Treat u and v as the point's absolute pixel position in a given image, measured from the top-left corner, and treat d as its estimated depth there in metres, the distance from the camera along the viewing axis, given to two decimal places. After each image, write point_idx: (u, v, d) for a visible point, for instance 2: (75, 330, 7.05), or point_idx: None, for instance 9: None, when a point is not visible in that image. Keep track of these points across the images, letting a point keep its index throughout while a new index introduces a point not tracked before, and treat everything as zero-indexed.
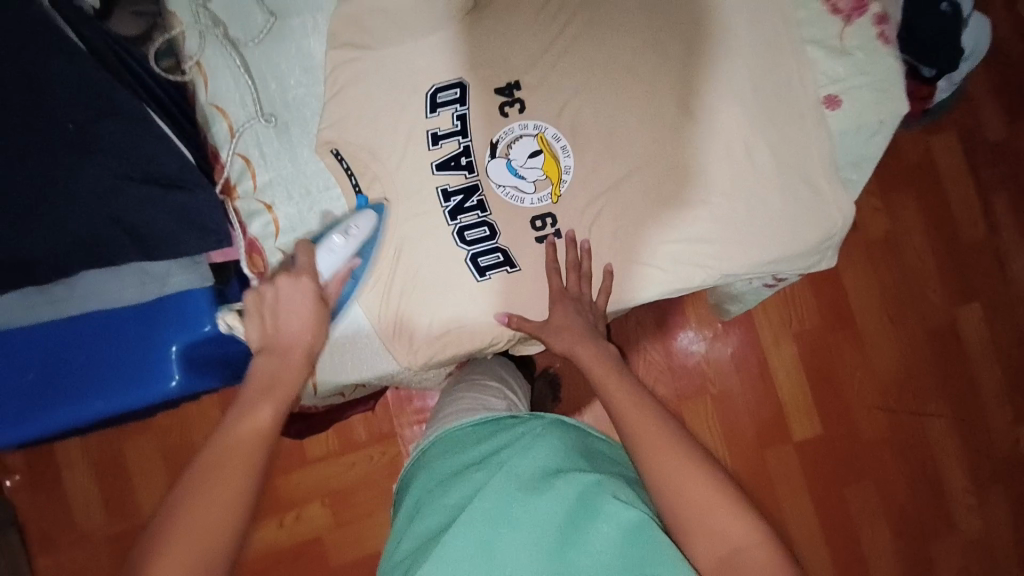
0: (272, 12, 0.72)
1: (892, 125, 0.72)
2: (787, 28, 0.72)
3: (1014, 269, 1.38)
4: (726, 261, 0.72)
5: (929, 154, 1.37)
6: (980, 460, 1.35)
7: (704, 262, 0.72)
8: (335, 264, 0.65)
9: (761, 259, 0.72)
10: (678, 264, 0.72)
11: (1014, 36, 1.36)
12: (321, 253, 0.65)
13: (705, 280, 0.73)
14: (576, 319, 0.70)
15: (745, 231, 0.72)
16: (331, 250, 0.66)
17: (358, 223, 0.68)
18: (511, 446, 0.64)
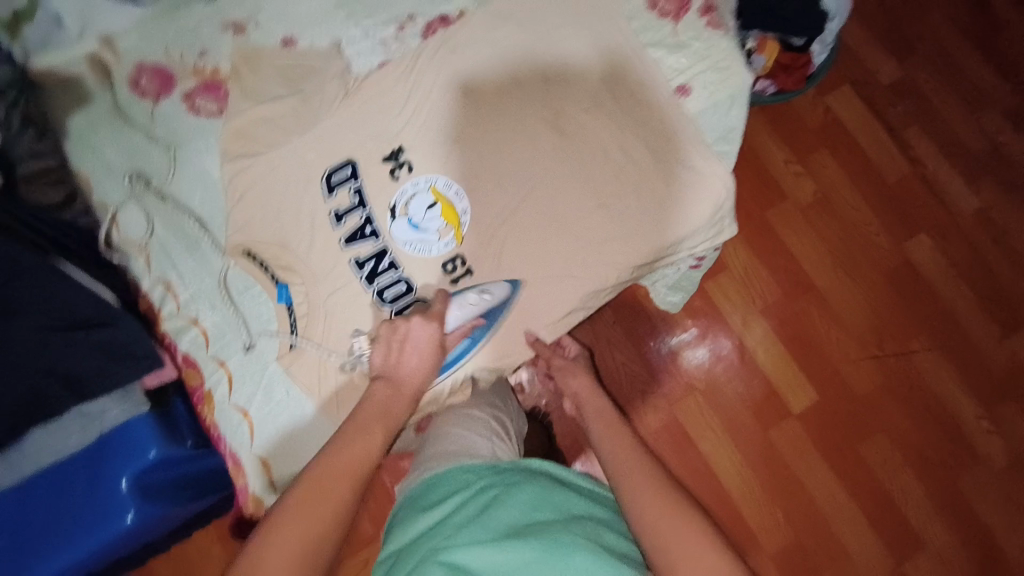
0: (167, 146, 0.77)
1: (744, 97, 0.78)
2: (627, 38, 0.79)
3: (948, 192, 1.42)
4: (633, 253, 0.75)
5: (829, 112, 1.45)
6: (981, 381, 1.34)
7: (615, 259, 0.75)
8: (462, 319, 0.74)
9: (666, 244, 0.76)
10: (593, 270, 0.75)
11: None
12: (454, 307, 0.73)
13: (619, 276, 0.76)
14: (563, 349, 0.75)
15: (646, 222, 0.75)
16: (462, 307, 0.73)
17: (494, 289, 0.75)
18: (479, 499, 0.61)
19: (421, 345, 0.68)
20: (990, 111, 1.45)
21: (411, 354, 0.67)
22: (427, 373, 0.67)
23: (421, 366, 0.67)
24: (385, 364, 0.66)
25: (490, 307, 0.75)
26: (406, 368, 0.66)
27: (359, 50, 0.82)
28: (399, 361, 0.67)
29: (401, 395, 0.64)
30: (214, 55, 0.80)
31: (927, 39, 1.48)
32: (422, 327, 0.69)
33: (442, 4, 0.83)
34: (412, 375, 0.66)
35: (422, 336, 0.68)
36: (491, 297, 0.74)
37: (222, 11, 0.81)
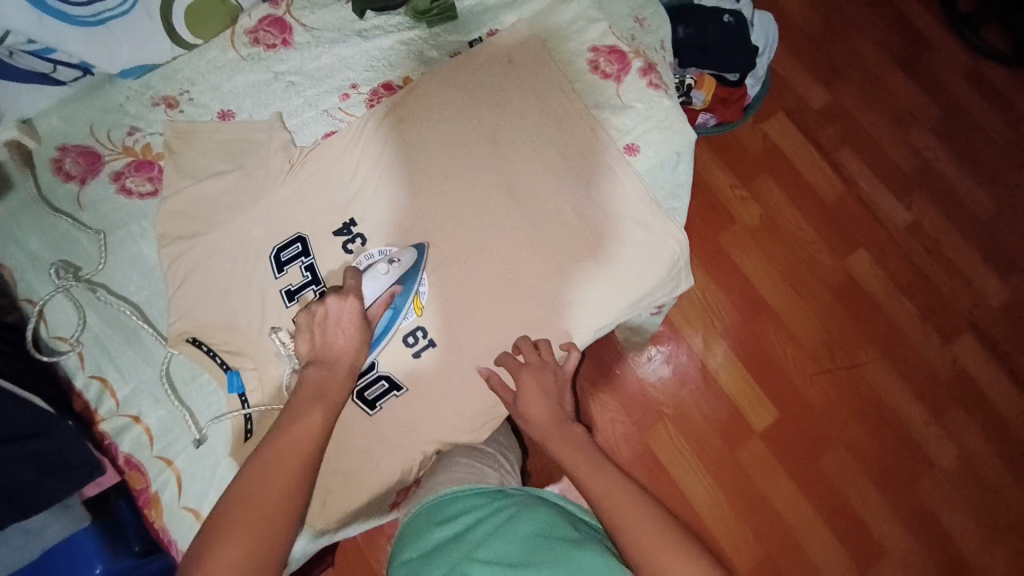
0: (99, 231, 0.72)
1: (689, 153, 0.82)
2: (574, 100, 0.81)
3: (881, 208, 1.51)
4: (595, 313, 0.77)
5: (768, 138, 1.53)
6: (927, 386, 1.42)
7: (578, 321, 0.76)
8: (379, 290, 0.70)
9: (625, 305, 0.77)
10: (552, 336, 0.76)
11: (790, 28, 1.59)
12: (367, 280, 0.69)
13: (585, 336, 0.77)
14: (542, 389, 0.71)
15: (605, 281, 0.77)
16: (374, 277, 0.69)
17: (401, 254, 0.72)
18: (494, 521, 0.62)
19: (343, 322, 0.65)
20: (913, 129, 1.56)
21: (335, 335, 0.64)
22: (359, 350, 0.65)
23: (351, 342, 0.65)
24: (315, 348, 0.64)
25: (403, 271, 0.72)
26: (335, 347, 0.64)
27: (303, 121, 0.80)
28: (327, 343, 0.64)
29: (334, 374, 0.63)
30: (146, 131, 0.77)
31: (852, 63, 1.58)
32: (342, 307, 0.65)
33: (385, 72, 0.82)
34: (341, 354, 0.64)
35: (344, 316, 0.65)
36: (401, 263, 0.72)
37: (153, 86, 0.78)
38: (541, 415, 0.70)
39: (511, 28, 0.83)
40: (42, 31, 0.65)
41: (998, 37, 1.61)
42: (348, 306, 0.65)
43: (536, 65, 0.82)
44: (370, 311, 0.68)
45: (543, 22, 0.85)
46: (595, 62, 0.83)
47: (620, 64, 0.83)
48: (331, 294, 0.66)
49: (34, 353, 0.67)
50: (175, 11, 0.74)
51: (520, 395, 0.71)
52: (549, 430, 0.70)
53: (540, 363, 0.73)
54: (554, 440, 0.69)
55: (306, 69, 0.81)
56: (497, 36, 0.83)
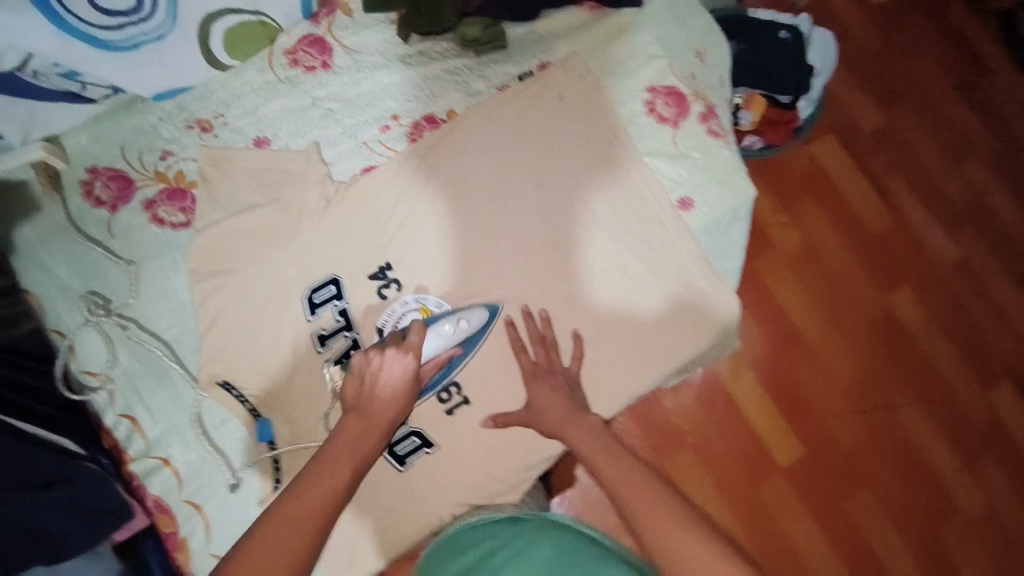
0: (131, 262, 0.70)
1: (748, 210, 0.77)
2: (627, 145, 0.77)
3: (928, 241, 1.43)
4: (644, 374, 0.74)
5: (815, 162, 1.43)
6: (957, 432, 1.35)
7: (628, 382, 0.74)
8: (438, 348, 0.67)
9: (669, 371, 0.74)
10: (600, 393, 0.73)
11: (847, 43, 1.48)
12: (430, 337, 0.66)
13: (635, 394, 0.74)
14: (552, 395, 0.69)
15: (649, 345, 0.74)
16: (439, 335, 0.66)
17: (470, 317, 0.69)
18: (511, 548, 0.59)
19: (396, 377, 0.59)
20: (967, 159, 1.47)
21: (385, 387, 0.58)
22: (401, 408, 0.58)
23: (397, 401, 0.58)
24: (356, 395, 0.58)
25: (466, 334, 0.69)
26: (380, 401, 0.58)
27: (341, 153, 0.77)
28: (369, 394, 0.58)
29: (370, 430, 0.57)
30: (180, 156, 0.74)
31: (910, 85, 1.49)
32: (397, 360, 0.59)
33: (429, 102, 0.78)
34: (382, 409, 0.58)
35: (396, 370, 0.59)
36: (468, 324, 0.69)
37: (187, 107, 0.74)
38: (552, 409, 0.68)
39: (565, 61, 0.78)
40: (68, 54, 0.59)
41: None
42: (403, 361, 0.59)
43: (588, 104, 0.77)
44: (424, 369, 0.64)
45: (598, 57, 0.80)
46: (652, 104, 0.78)
47: (679, 108, 0.78)
48: (389, 345, 0.60)
49: (64, 392, 0.66)
50: (212, 32, 0.69)
51: (535, 404, 0.69)
52: (566, 422, 0.66)
53: (548, 370, 0.71)
54: (571, 432, 0.65)
55: (346, 95, 0.77)
56: (549, 69, 0.78)
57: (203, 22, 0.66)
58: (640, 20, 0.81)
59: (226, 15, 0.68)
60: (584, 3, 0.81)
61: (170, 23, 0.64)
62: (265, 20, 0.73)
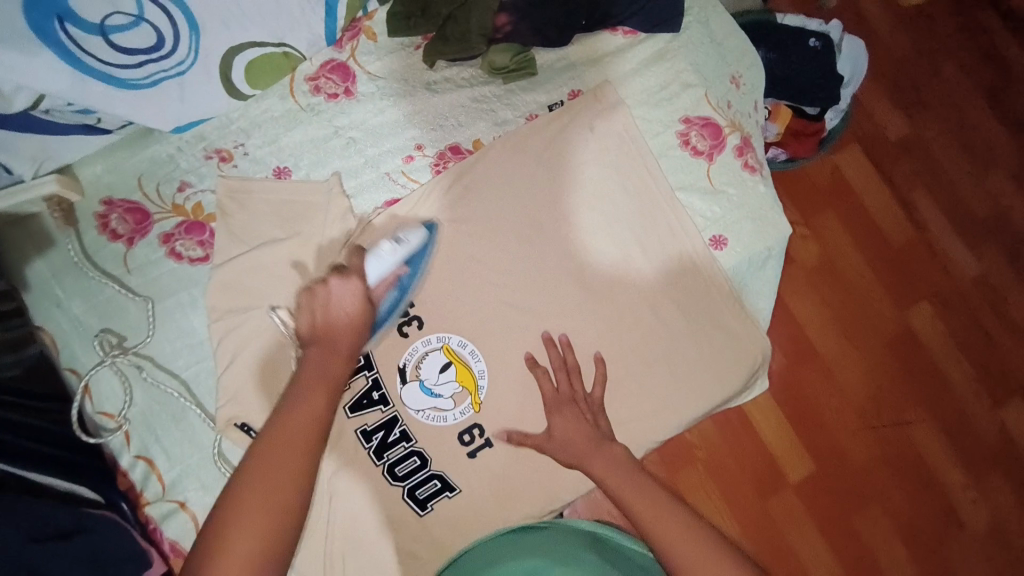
0: (148, 298, 0.69)
1: (780, 250, 0.75)
2: (655, 180, 0.74)
3: (950, 257, 1.34)
4: (678, 411, 0.72)
5: (838, 172, 1.35)
6: (972, 454, 1.27)
7: (662, 417, 0.72)
8: (384, 271, 0.65)
9: (694, 415, 0.72)
10: (640, 427, 0.72)
11: (877, 45, 1.40)
12: (370, 261, 0.64)
13: (672, 428, 0.72)
14: (578, 423, 0.68)
15: (675, 388, 0.72)
16: (379, 258, 0.64)
17: (409, 235, 0.68)
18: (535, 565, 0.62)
19: (346, 300, 0.61)
20: (995, 171, 1.38)
21: (337, 312, 0.60)
22: (359, 332, 0.60)
23: (354, 323, 0.60)
24: (313, 327, 0.59)
25: (409, 253, 0.67)
26: (338, 327, 0.59)
27: (362, 185, 0.74)
28: (325, 321, 0.59)
29: (336, 357, 0.58)
30: (197, 188, 0.72)
31: (938, 92, 1.40)
32: (344, 288, 0.61)
33: (454, 132, 0.75)
34: (340, 334, 0.59)
35: (345, 297, 0.61)
36: (408, 243, 0.67)
37: (206, 137, 0.72)
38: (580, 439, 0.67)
39: (597, 90, 0.75)
40: (83, 94, 0.57)
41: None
42: (349, 287, 0.61)
43: (617, 135, 0.74)
44: (373, 292, 0.64)
45: (628, 85, 0.77)
46: (686, 136, 0.76)
47: (714, 140, 0.76)
48: (333, 274, 0.62)
49: (80, 435, 0.65)
50: (234, 65, 0.66)
51: (558, 433, 0.68)
52: (587, 452, 0.66)
53: (570, 398, 0.70)
54: (594, 465, 0.66)
55: (368, 124, 0.75)
56: (579, 98, 0.76)
57: (226, 55, 0.64)
58: (675, 46, 0.78)
59: (249, 48, 0.65)
60: (616, 28, 0.78)
61: (193, 58, 0.62)
62: (289, 51, 0.70)
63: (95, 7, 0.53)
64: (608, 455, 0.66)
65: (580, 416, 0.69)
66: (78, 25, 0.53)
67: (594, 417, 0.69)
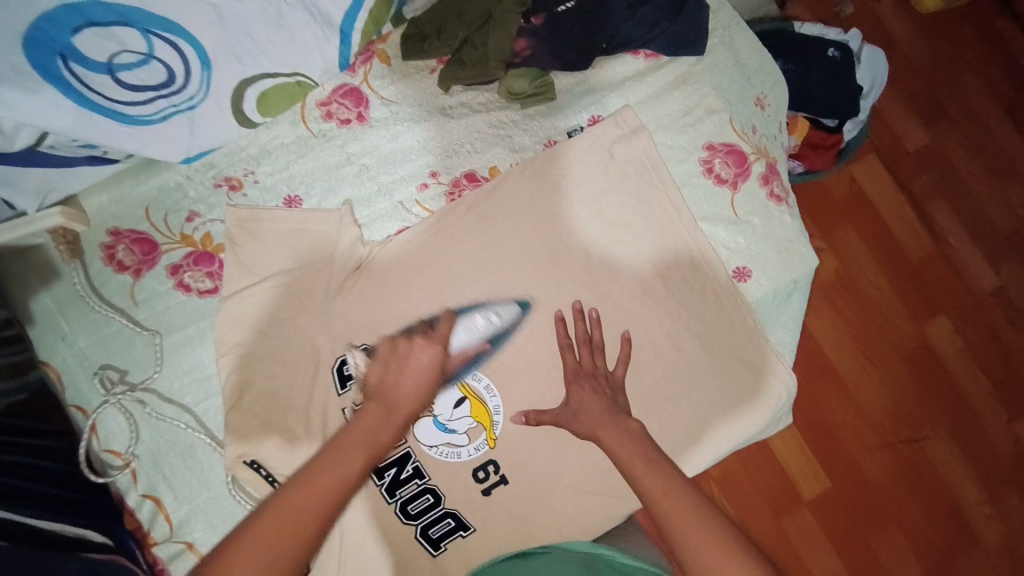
0: (155, 333, 0.67)
1: (807, 282, 0.73)
2: (678, 210, 0.71)
3: (968, 270, 1.32)
4: (719, 435, 0.70)
5: (855, 184, 1.32)
6: (990, 472, 1.25)
7: (705, 440, 0.70)
8: (466, 341, 0.68)
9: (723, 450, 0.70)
10: (688, 450, 0.69)
11: (896, 53, 1.36)
12: (460, 330, 0.68)
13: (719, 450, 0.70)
14: (595, 398, 0.64)
15: (699, 423, 0.70)
16: (469, 327, 0.68)
17: (500, 312, 0.69)
18: None
19: (421, 366, 0.59)
20: (1015, 183, 1.35)
21: (409, 375, 0.58)
22: (421, 398, 0.58)
23: (419, 390, 0.58)
24: (381, 382, 0.58)
25: (494, 331, 0.69)
26: (404, 395, 0.57)
27: (374, 214, 0.72)
28: (396, 381, 0.58)
29: (389, 421, 0.55)
30: (206, 218, 0.70)
31: (958, 102, 1.36)
32: (425, 349, 0.61)
33: (470, 159, 0.73)
34: (405, 400, 0.57)
35: (421, 363, 0.60)
36: (497, 320, 0.69)
37: (215, 164, 0.70)
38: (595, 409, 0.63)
39: (618, 115, 0.73)
40: (88, 130, 0.56)
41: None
42: (427, 353, 0.60)
43: (639, 162, 0.72)
44: (452, 356, 0.66)
45: (649, 110, 0.74)
46: (710, 164, 0.73)
47: (738, 167, 0.73)
48: (418, 334, 0.62)
49: (87, 474, 0.63)
50: (246, 96, 0.64)
51: (574, 404, 0.65)
52: (600, 423, 0.62)
53: (592, 372, 0.66)
54: (607, 434, 0.60)
55: (381, 150, 0.72)
56: (599, 123, 0.73)
57: (238, 86, 0.62)
58: (698, 68, 0.76)
59: (261, 79, 0.63)
60: (639, 50, 0.75)
61: (203, 92, 0.60)
62: (303, 80, 0.67)
63: (102, 46, 0.51)
64: (624, 429, 0.61)
65: (598, 391, 0.65)
66: (84, 65, 0.51)
67: (614, 396, 0.65)
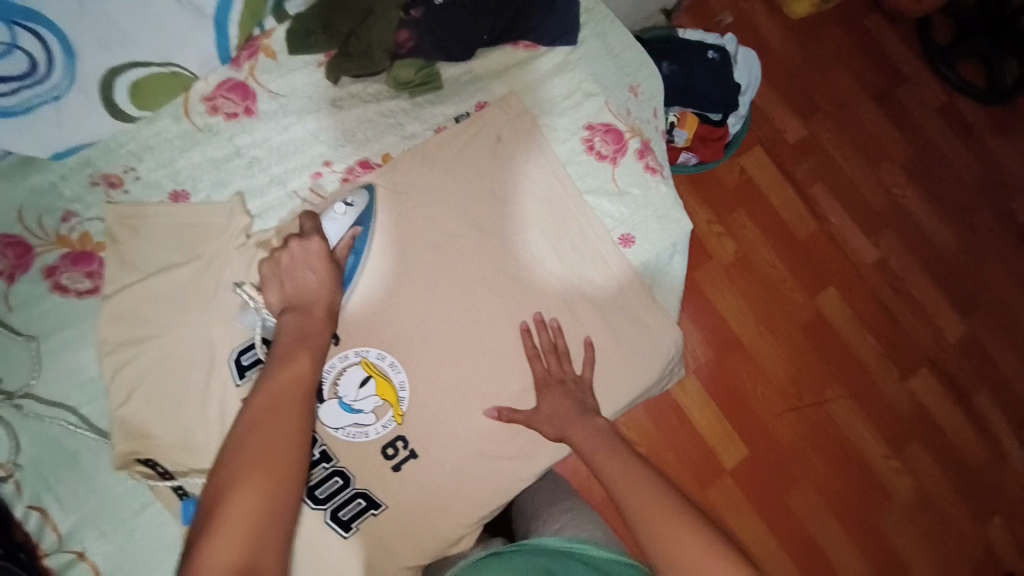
0: (31, 336, 0.64)
1: (684, 243, 0.80)
2: (566, 187, 0.76)
3: (850, 243, 1.45)
4: (637, 380, 0.75)
5: (744, 172, 1.44)
6: (886, 424, 1.36)
7: (631, 381, 0.74)
8: (341, 232, 0.67)
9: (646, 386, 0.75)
10: (614, 399, 0.74)
11: (768, 55, 1.51)
12: (326, 222, 0.67)
13: (640, 391, 0.75)
14: (566, 402, 0.69)
15: (605, 375, 0.74)
16: (333, 218, 0.67)
17: (356, 198, 0.70)
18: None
19: (311, 258, 0.62)
20: (883, 164, 1.51)
21: (304, 274, 0.61)
22: (330, 287, 0.61)
23: (323, 282, 0.61)
24: (286, 296, 0.60)
25: (362, 214, 0.69)
26: (309, 288, 0.60)
27: (268, 203, 0.72)
28: (296, 287, 0.60)
29: (312, 319, 0.58)
30: (83, 216, 0.67)
31: (826, 96, 1.52)
32: (306, 247, 0.62)
33: (364, 146, 0.75)
34: (316, 295, 0.60)
35: (311, 256, 0.62)
36: (358, 207, 0.70)
37: (91, 162, 0.68)
38: (563, 411, 0.68)
39: (503, 102, 0.77)
40: None
41: (974, 73, 1.58)
42: (312, 247, 0.62)
43: (528, 142, 0.77)
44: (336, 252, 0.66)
45: (532, 95, 0.80)
46: (590, 141, 0.79)
47: (616, 144, 0.79)
48: (293, 237, 0.63)
49: None
50: (116, 85, 0.63)
51: (546, 410, 0.69)
52: (572, 423, 0.66)
53: (560, 377, 0.71)
54: None
55: (271, 143, 0.73)
56: (485, 109, 0.77)
57: (104, 78, 0.61)
58: (574, 57, 0.82)
59: (130, 69, 0.62)
60: (518, 41, 0.80)
61: (68, 82, 0.58)
62: (178, 71, 0.67)
63: None
64: (592, 426, 0.66)
65: (569, 395, 0.69)
66: None
67: (585, 399, 0.70)
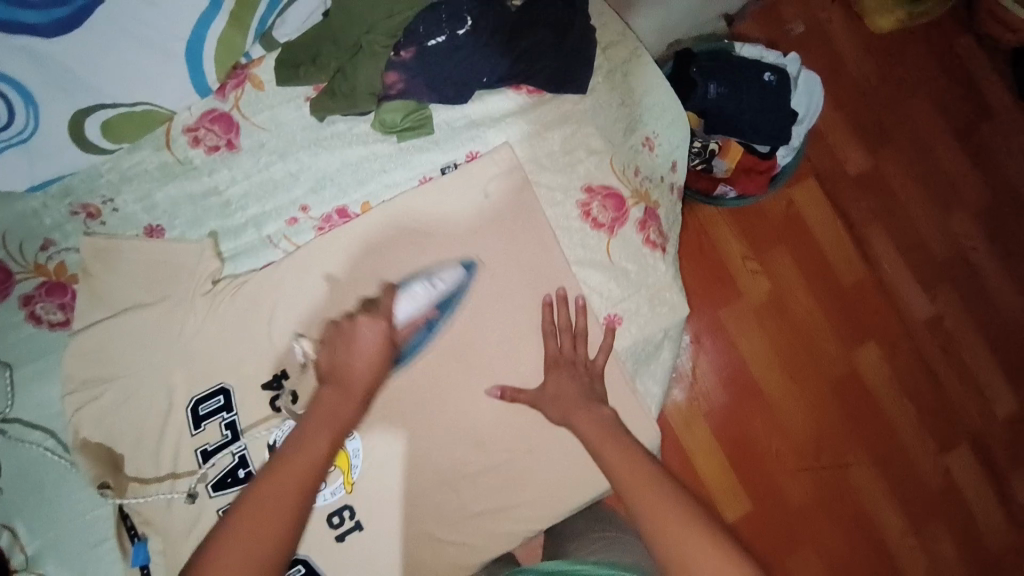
0: (6, 364, 0.66)
1: (677, 331, 0.74)
2: (552, 256, 0.71)
3: (904, 298, 1.27)
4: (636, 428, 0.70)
5: (792, 208, 1.27)
6: (912, 498, 1.22)
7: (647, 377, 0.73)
8: (413, 308, 0.67)
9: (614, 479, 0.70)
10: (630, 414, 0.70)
11: (839, 73, 1.32)
12: (402, 300, 0.66)
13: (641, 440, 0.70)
14: (572, 383, 0.66)
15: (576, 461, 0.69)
16: (412, 299, 0.67)
17: (444, 274, 0.69)
18: None
19: (370, 341, 0.59)
20: (956, 211, 1.31)
21: (358, 351, 0.59)
22: (379, 367, 0.59)
23: (374, 368, 0.59)
24: (331, 364, 0.59)
25: (443, 294, 0.69)
26: (356, 370, 0.58)
27: (240, 249, 0.70)
28: (347, 362, 0.59)
29: (348, 397, 0.57)
30: (62, 246, 0.68)
31: (903, 126, 1.32)
32: (371, 326, 0.60)
33: (343, 194, 0.71)
34: (359, 375, 0.58)
35: (369, 334, 0.60)
36: (442, 283, 0.69)
37: (73, 191, 0.68)
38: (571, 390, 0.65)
39: (495, 153, 0.72)
40: None
41: None
42: (376, 327, 0.60)
43: (515, 202, 0.71)
44: (400, 330, 0.65)
45: (530, 148, 0.73)
46: (588, 206, 0.72)
47: (616, 211, 0.72)
48: (360, 313, 0.61)
49: None
50: (87, 124, 0.63)
51: (552, 388, 0.66)
52: (575, 409, 0.63)
53: (572, 358, 0.68)
54: None
55: (251, 180, 0.71)
56: (475, 161, 0.72)
57: (73, 118, 0.61)
58: (582, 107, 0.74)
59: (100, 109, 0.62)
60: (521, 86, 0.73)
61: (33, 125, 0.58)
62: (150, 109, 0.66)
63: None
64: (597, 416, 0.62)
65: (576, 377, 0.66)
66: None
67: (591, 381, 0.67)
